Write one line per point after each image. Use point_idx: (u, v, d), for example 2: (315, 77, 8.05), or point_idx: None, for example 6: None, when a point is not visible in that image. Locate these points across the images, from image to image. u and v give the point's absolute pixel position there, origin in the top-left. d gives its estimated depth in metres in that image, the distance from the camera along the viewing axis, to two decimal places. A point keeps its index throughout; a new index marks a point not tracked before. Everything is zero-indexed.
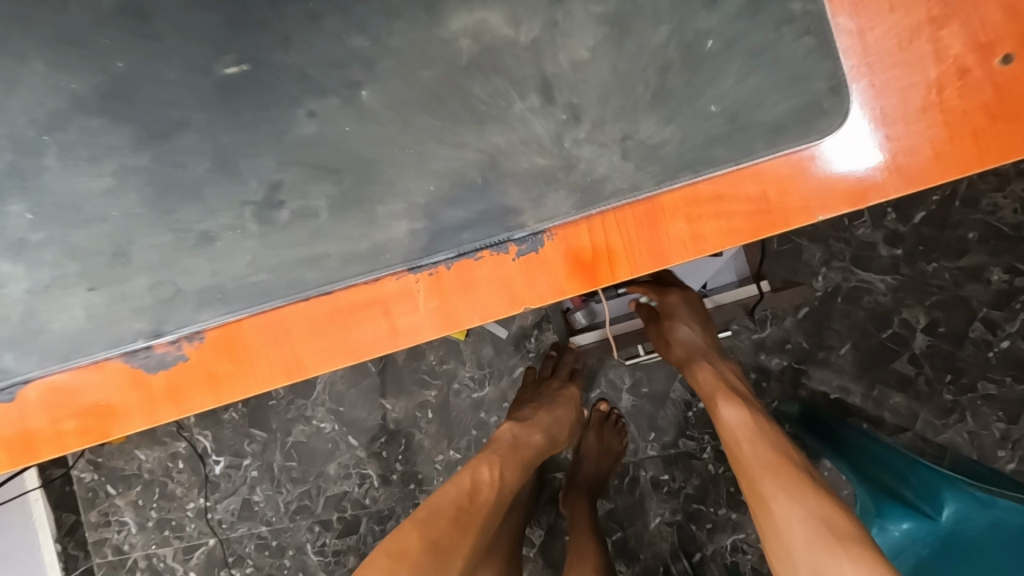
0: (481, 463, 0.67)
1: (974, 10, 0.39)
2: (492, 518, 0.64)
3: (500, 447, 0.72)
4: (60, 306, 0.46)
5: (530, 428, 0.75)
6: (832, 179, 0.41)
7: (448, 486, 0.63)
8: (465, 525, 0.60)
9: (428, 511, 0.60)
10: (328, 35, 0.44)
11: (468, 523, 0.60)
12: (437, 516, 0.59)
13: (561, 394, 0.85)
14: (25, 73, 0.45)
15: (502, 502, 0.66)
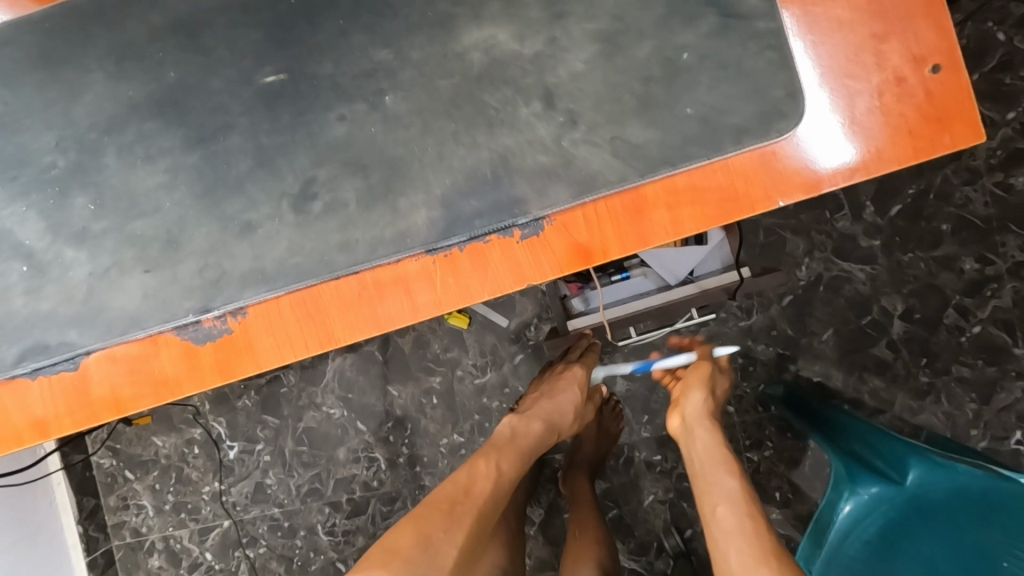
0: (481, 458, 0.72)
1: (909, 27, 0.47)
2: (493, 506, 0.68)
3: (500, 440, 0.76)
4: (119, 288, 0.53)
5: (529, 418, 0.80)
6: (791, 172, 0.49)
7: (446, 483, 0.68)
8: (462, 516, 0.64)
9: (423, 509, 0.64)
10: (357, 50, 0.51)
11: (466, 514, 0.64)
12: (432, 511, 0.64)
13: (563, 377, 0.88)
14: (89, 84, 0.52)
15: (503, 492, 0.71)
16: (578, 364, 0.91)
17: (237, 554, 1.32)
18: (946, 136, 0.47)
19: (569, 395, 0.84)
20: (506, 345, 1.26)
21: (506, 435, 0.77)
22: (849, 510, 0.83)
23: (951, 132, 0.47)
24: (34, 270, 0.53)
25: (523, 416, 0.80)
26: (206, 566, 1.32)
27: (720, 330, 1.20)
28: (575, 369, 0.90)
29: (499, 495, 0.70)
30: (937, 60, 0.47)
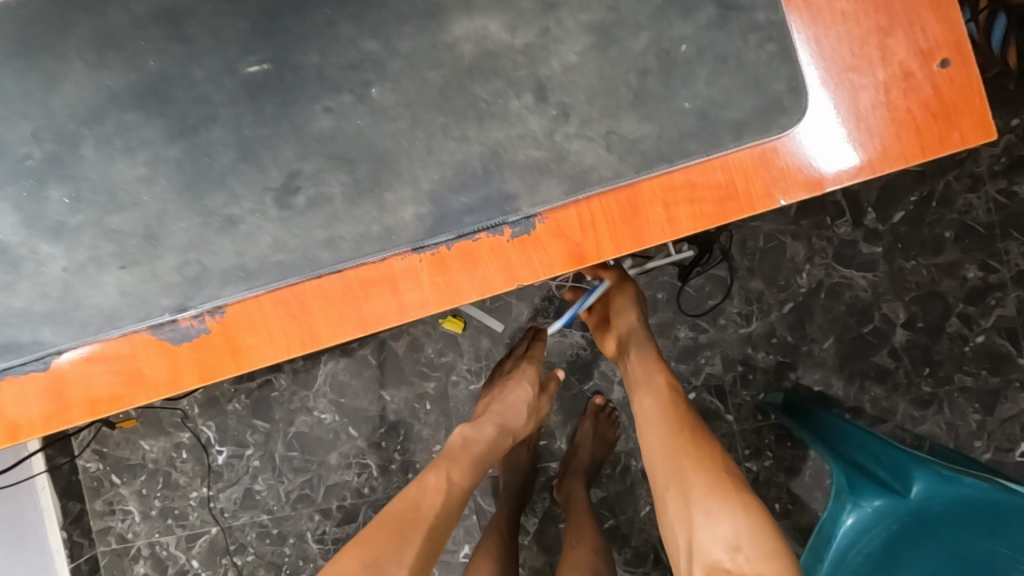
0: (432, 470, 0.70)
1: (916, 20, 0.45)
2: (445, 518, 0.66)
3: (453, 450, 0.75)
4: (95, 285, 0.51)
5: (481, 423, 0.79)
6: (792, 169, 0.47)
7: (396, 504, 0.66)
8: (412, 534, 0.62)
9: (369, 532, 0.63)
10: (344, 40, 0.49)
11: (415, 531, 0.63)
12: (382, 535, 0.62)
13: (512, 377, 0.86)
14: (68, 73, 0.50)
15: (457, 501, 0.69)
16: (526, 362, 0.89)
17: (225, 562, 1.30)
18: (952, 133, 0.45)
19: (520, 393, 0.83)
20: (501, 349, 1.25)
21: (461, 445, 0.76)
22: (851, 522, 0.80)
23: (960, 129, 0.45)
24: (7, 264, 0.51)
25: (475, 424, 0.79)
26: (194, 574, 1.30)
27: (719, 337, 1.17)
28: (526, 365, 0.88)
29: (452, 507, 0.68)
30: (942, 54, 0.45)
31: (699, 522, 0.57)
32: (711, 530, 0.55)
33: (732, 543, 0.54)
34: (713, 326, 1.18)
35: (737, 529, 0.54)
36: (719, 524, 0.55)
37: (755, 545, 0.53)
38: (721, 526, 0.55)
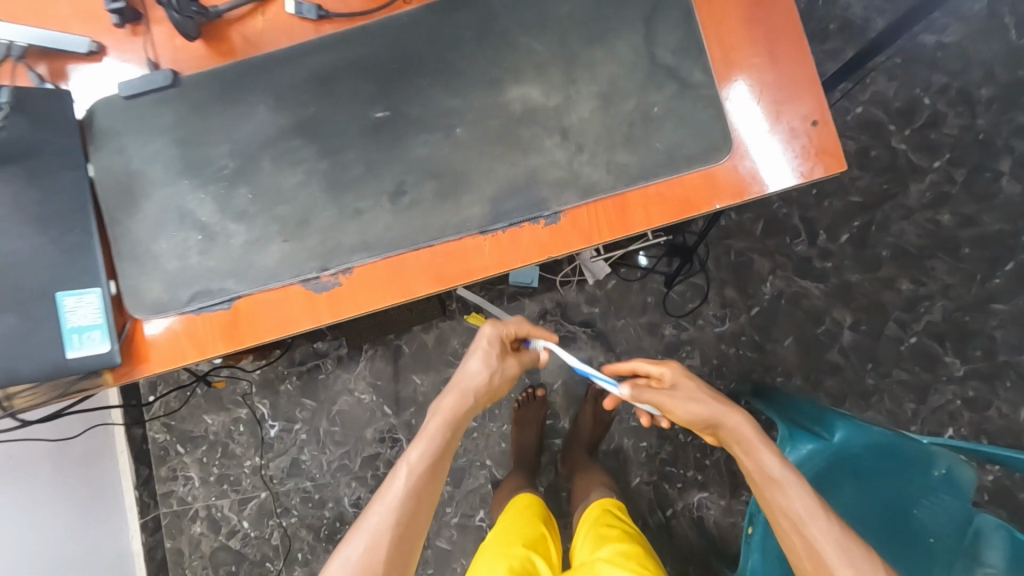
0: (405, 463, 0.71)
1: (797, 97, 0.72)
2: (420, 508, 0.69)
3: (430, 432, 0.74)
4: (266, 253, 0.76)
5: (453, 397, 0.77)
6: (725, 185, 0.73)
7: (375, 501, 0.69)
8: (387, 535, 0.66)
9: (348, 537, 0.66)
10: (437, 97, 0.75)
11: (392, 529, 0.67)
12: (359, 539, 0.66)
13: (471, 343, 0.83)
14: (254, 114, 0.77)
15: (430, 486, 0.71)
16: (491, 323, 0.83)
17: (272, 523, 1.56)
18: (820, 166, 0.71)
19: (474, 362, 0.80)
20: None
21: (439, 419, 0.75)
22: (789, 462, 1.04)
23: (825, 164, 0.71)
24: (206, 237, 0.76)
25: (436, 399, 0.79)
26: (243, 532, 1.56)
27: (698, 335, 1.49)
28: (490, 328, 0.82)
29: (425, 496, 0.70)
30: (815, 116, 0.71)
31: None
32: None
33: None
34: (693, 326, 1.49)
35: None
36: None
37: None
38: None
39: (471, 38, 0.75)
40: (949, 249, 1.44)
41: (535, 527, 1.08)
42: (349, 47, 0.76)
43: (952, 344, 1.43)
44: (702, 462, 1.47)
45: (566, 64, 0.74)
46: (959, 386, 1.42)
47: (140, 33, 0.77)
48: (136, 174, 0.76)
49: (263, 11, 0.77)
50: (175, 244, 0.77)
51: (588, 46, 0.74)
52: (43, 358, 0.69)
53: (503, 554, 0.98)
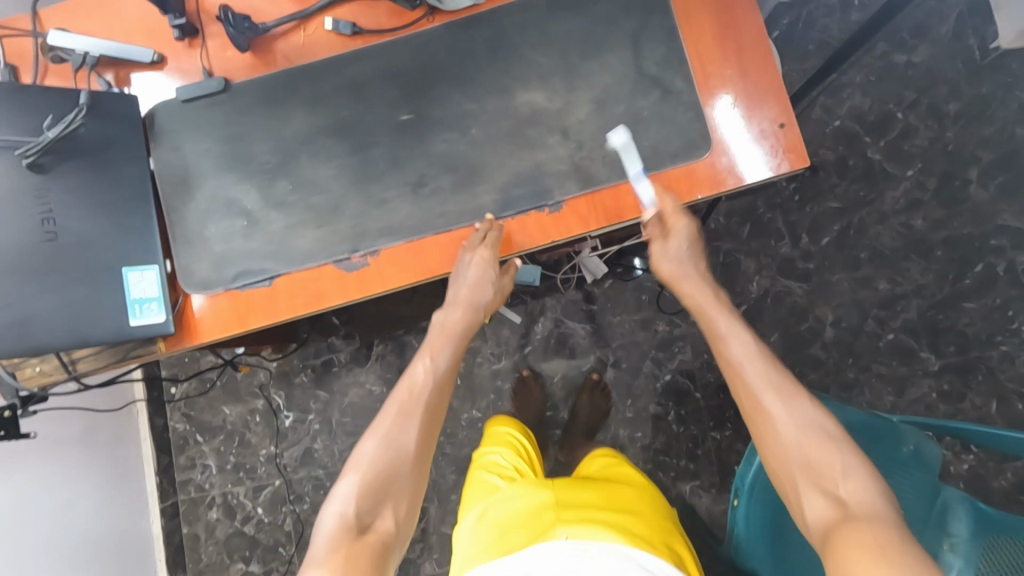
0: (418, 360, 0.91)
1: (766, 103, 0.82)
2: (436, 394, 0.88)
3: (436, 337, 0.95)
4: (301, 237, 0.86)
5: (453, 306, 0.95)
6: (705, 179, 0.82)
7: (396, 391, 0.88)
8: (411, 415, 0.84)
9: (379, 420, 0.84)
10: (455, 101, 0.86)
11: (415, 409, 0.84)
12: (388, 421, 0.83)
13: (464, 264, 0.84)
14: (293, 115, 0.87)
15: (441, 380, 0.90)
16: (481, 245, 0.83)
17: (285, 509, 1.63)
18: (787, 162, 0.81)
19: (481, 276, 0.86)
20: (517, 338, 1.62)
21: (442, 329, 0.95)
22: None
23: (791, 160, 0.81)
24: (249, 223, 0.87)
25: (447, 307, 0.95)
26: (257, 519, 1.63)
27: (689, 330, 1.59)
28: (483, 250, 0.83)
29: (440, 385, 0.89)
30: (782, 120, 0.81)
31: (832, 488, 0.71)
32: (843, 479, 0.71)
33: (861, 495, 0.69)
34: (685, 322, 1.59)
35: (868, 486, 0.70)
36: (853, 478, 0.71)
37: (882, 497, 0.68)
38: (855, 479, 0.71)
39: (484, 52, 0.86)
40: (921, 251, 1.55)
41: (515, 444, 1.15)
42: (378, 58, 0.87)
43: (926, 340, 1.53)
44: (693, 451, 1.56)
45: (566, 73, 0.84)
46: (934, 379, 1.51)
47: (196, 46, 0.89)
48: (190, 169, 0.87)
49: (304, 28, 0.88)
50: (221, 228, 0.87)
51: (586, 58, 0.84)
52: (107, 324, 0.78)
53: (495, 472, 1.07)
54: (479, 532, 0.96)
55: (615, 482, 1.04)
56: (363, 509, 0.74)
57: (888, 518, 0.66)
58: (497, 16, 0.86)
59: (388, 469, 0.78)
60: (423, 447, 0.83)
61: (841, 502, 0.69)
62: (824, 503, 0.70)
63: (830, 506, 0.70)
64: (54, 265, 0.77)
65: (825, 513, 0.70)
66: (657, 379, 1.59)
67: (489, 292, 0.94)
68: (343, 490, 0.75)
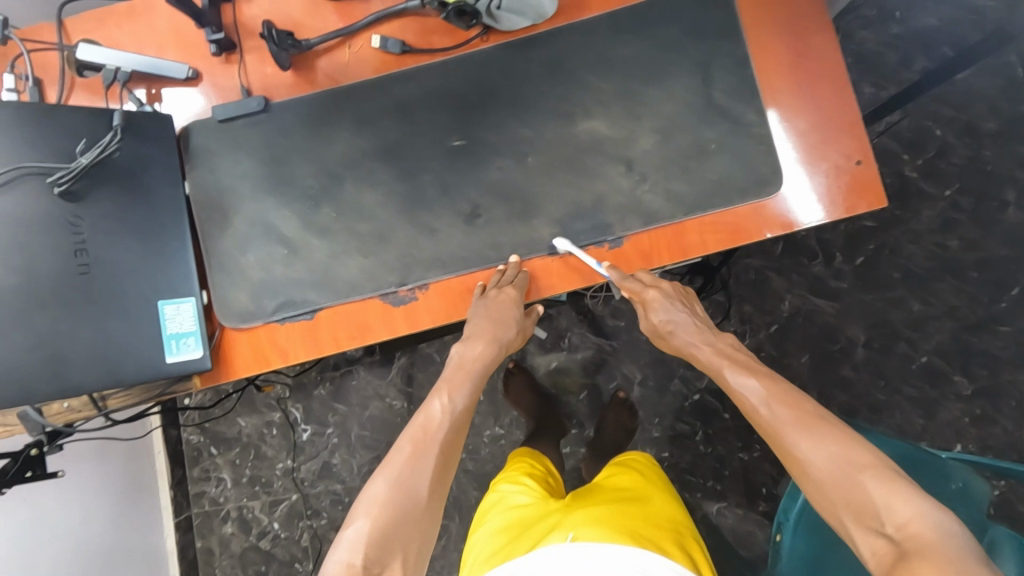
0: (434, 397, 0.83)
1: (841, 137, 0.77)
2: (452, 433, 0.79)
3: (453, 373, 0.87)
4: (345, 267, 0.81)
5: (473, 340, 0.88)
6: (774, 216, 0.78)
7: (409, 428, 0.79)
8: (424, 454, 0.75)
9: (390, 459, 0.74)
10: (511, 127, 0.81)
11: (428, 452, 0.75)
12: (400, 461, 0.74)
13: (495, 305, 0.79)
14: (339, 137, 0.82)
15: (460, 421, 0.81)
16: (510, 284, 0.79)
17: (302, 524, 1.59)
18: (862, 202, 0.77)
19: (509, 314, 0.81)
20: (542, 353, 1.59)
21: (461, 364, 0.88)
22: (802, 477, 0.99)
23: (867, 200, 0.77)
24: (290, 252, 0.82)
25: (467, 341, 0.88)
26: (274, 533, 1.60)
27: None
28: (510, 290, 0.79)
29: (458, 425, 0.81)
30: (858, 156, 0.77)
31: (880, 526, 0.62)
32: (887, 512, 0.62)
33: (907, 525, 0.59)
34: None
35: (915, 512, 0.60)
36: (895, 507, 0.61)
37: (932, 523, 0.58)
38: (897, 508, 0.61)
39: (542, 75, 0.81)
40: (956, 272, 1.52)
41: (532, 469, 1.16)
42: (429, 79, 0.82)
43: (958, 362, 1.50)
44: (720, 472, 1.53)
45: (628, 101, 0.80)
46: (966, 403, 1.49)
47: (234, 61, 0.83)
48: (226, 192, 0.82)
49: (349, 44, 0.83)
50: (261, 257, 0.82)
51: (651, 84, 0.79)
52: (144, 361, 0.73)
53: (507, 490, 1.08)
54: (487, 545, 0.98)
55: (631, 483, 1.04)
56: (371, 559, 0.64)
57: (940, 548, 0.55)
58: (557, 37, 0.81)
59: (405, 514, 0.68)
60: (437, 491, 0.73)
61: (891, 542, 0.60)
62: (876, 546, 0.61)
63: (883, 549, 0.60)
64: (89, 299, 0.72)
65: (881, 560, 0.60)
66: (685, 398, 1.56)
67: (513, 330, 0.89)
68: (351, 537, 0.65)
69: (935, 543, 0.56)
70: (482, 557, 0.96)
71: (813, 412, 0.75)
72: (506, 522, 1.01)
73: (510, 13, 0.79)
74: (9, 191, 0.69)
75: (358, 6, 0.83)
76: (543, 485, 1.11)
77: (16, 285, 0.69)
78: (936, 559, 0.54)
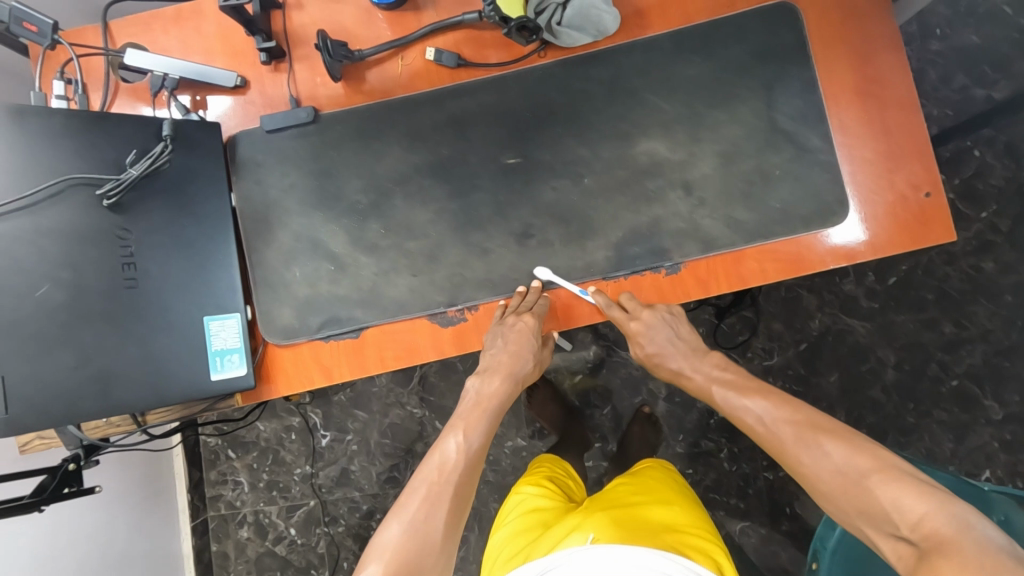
0: (449, 434, 0.76)
1: (911, 167, 0.74)
2: (468, 475, 0.72)
3: (469, 410, 0.81)
4: (393, 285, 0.79)
5: (490, 375, 0.82)
6: (836, 247, 0.75)
7: (423, 468, 0.73)
8: (440, 498, 0.68)
9: (402, 502, 0.68)
10: (568, 147, 0.79)
11: (444, 493, 0.69)
12: (413, 504, 0.67)
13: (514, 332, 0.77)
14: (390, 151, 0.80)
15: (475, 462, 0.74)
16: (529, 312, 0.77)
17: (319, 531, 1.57)
18: (930, 235, 0.73)
19: (524, 341, 0.78)
20: (568, 364, 1.57)
21: (476, 402, 0.81)
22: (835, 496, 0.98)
23: (936, 233, 0.73)
24: (337, 268, 0.80)
25: (482, 377, 0.83)
26: (290, 539, 1.57)
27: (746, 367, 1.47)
28: (528, 317, 0.76)
29: (474, 466, 0.74)
30: (928, 188, 0.73)
31: (897, 529, 0.56)
32: (899, 512, 0.56)
33: (923, 525, 0.53)
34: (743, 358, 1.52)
35: (929, 509, 0.54)
36: (907, 506, 0.55)
37: (949, 516, 0.52)
38: (910, 506, 0.55)
39: (602, 95, 0.79)
40: (989, 295, 1.38)
41: (552, 471, 1.13)
42: (484, 95, 0.80)
43: (991, 387, 1.37)
44: (744, 491, 1.50)
45: (690, 123, 0.77)
46: (996, 428, 1.36)
47: (283, 70, 0.81)
48: (273, 205, 0.80)
49: (402, 56, 0.81)
50: (307, 272, 0.80)
51: (714, 108, 0.77)
52: (189, 379, 0.71)
53: (525, 489, 1.04)
54: (508, 548, 0.95)
55: (653, 488, 0.99)
56: None
57: (961, 543, 0.49)
58: (618, 56, 0.79)
59: (420, 560, 0.62)
60: (451, 533, 0.67)
61: (911, 545, 0.54)
62: (898, 549, 0.55)
63: (906, 552, 0.54)
64: (136, 315, 0.70)
65: (905, 565, 0.54)
66: (710, 414, 1.53)
67: (531, 364, 0.83)
68: None
69: (957, 538, 0.50)
70: (503, 559, 0.93)
71: (814, 418, 0.69)
72: (525, 523, 0.97)
73: (570, 29, 0.77)
74: (56, 204, 0.67)
75: (411, 16, 0.81)
76: (561, 488, 1.07)
77: (63, 300, 0.67)
78: (957, 556, 0.48)
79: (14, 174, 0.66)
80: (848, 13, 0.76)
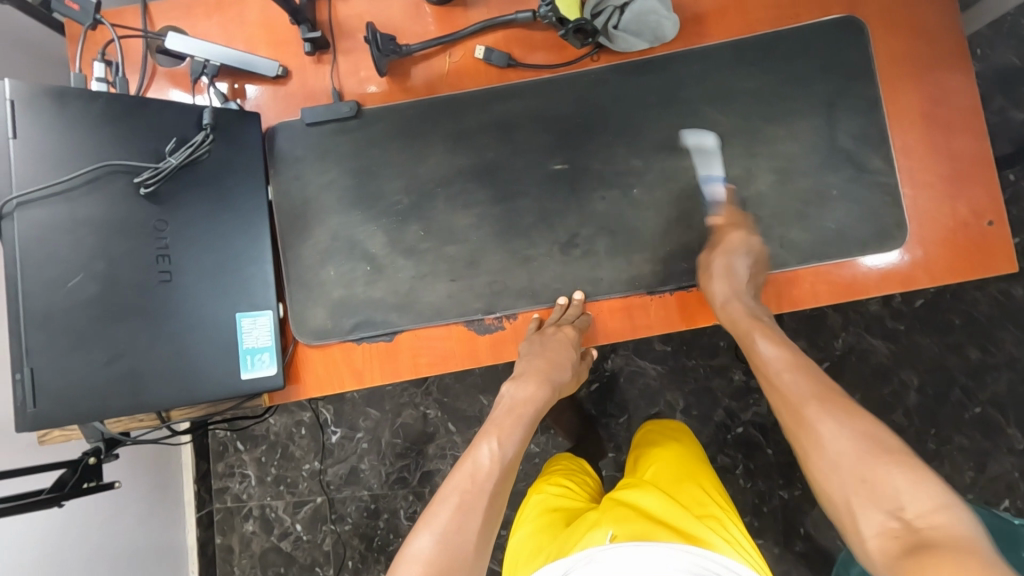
0: (482, 441, 0.72)
1: (975, 194, 0.71)
2: (502, 485, 0.68)
3: (502, 417, 0.77)
4: (431, 290, 0.77)
5: (524, 381, 0.79)
6: (893, 271, 0.72)
7: (454, 474, 0.68)
8: (473, 507, 0.64)
9: (433, 509, 0.64)
10: (619, 155, 0.76)
11: (477, 504, 0.64)
12: (444, 512, 0.63)
13: (551, 343, 0.75)
14: (432, 152, 0.78)
15: (509, 471, 0.70)
16: (569, 325, 0.75)
17: (325, 528, 1.54)
18: (991, 265, 0.71)
19: (563, 353, 0.76)
20: None
21: (510, 409, 0.77)
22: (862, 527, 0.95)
23: (998, 263, 0.71)
24: (374, 269, 0.77)
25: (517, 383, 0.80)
26: (296, 535, 1.55)
27: None
28: (569, 330, 0.74)
29: (509, 475, 0.70)
30: (991, 216, 0.71)
31: (897, 511, 0.55)
32: (906, 498, 0.55)
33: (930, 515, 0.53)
34: None
35: (941, 504, 0.54)
36: (915, 494, 0.55)
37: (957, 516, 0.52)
38: (919, 497, 0.55)
39: (655, 104, 0.76)
40: (1017, 322, 1.35)
41: (569, 470, 1.07)
42: (531, 98, 0.77)
43: (1015, 415, 1.33)
44: (759, 508, 1.45)
45: (746, 138, 0.75)
46: (1019, 458, 1.32)
47: (326, 61, 0.78)
48: (311, 201, 0.78)
49: (449, 53, 0.78)
50: (343, 272, 0.77)
51: (772, 122, 0.75)
52: (219, 378, 0.69)
53: (548, 488, 0.99)
54: (529, 546, 0.90)
55: (666, 462, 0.90)
56: None
57: (965, 541, 0.49)
58: (673, 64, 0.76)
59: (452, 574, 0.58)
60: (484, 546, 0.63)
61: (906, 529, 0.53)
62: (886, 529, 0.55)
63: (896, 532, 0.54)
64: (168, 311, 0.67)
65: (888, 543, 0.54)
66: (727, 430, 1.49)
67: (569, 370, 0.79)
68: None
69: (963, 537, 0.49)
70: (523, 559, 0.88)
71: (835, 393, 0.67)
72: (544, 522, 0.93)
73: (627, 33, 0.74)
74: (94, 191, 0.65)
75: (460, 14, 0.78)
76: (582, 487, 1.02)
77: (95, 293, 0.65)
78: (955, 547, 0.48)
79: (54, 161, 0.64)
80: (915, 32, 0.73)
